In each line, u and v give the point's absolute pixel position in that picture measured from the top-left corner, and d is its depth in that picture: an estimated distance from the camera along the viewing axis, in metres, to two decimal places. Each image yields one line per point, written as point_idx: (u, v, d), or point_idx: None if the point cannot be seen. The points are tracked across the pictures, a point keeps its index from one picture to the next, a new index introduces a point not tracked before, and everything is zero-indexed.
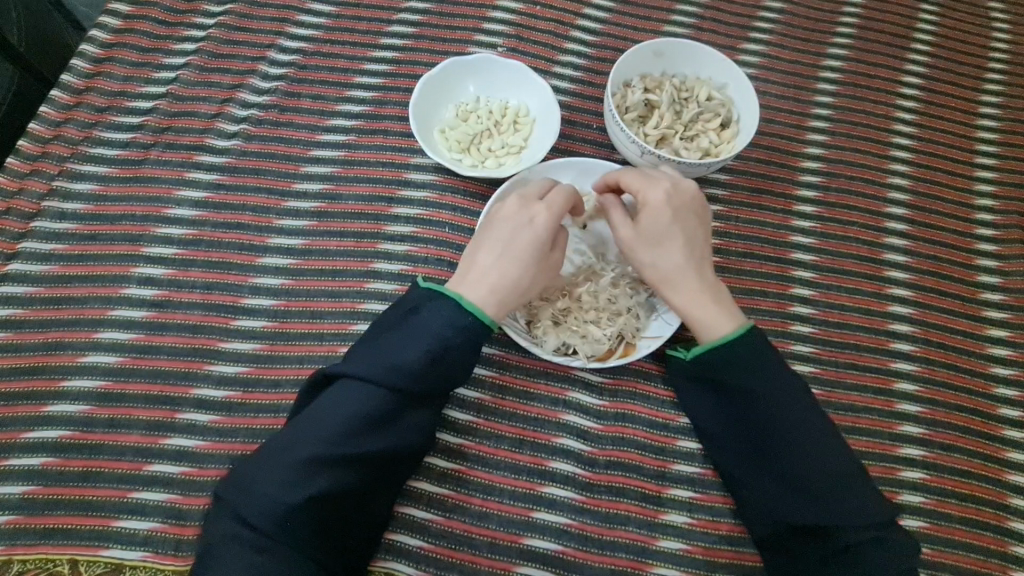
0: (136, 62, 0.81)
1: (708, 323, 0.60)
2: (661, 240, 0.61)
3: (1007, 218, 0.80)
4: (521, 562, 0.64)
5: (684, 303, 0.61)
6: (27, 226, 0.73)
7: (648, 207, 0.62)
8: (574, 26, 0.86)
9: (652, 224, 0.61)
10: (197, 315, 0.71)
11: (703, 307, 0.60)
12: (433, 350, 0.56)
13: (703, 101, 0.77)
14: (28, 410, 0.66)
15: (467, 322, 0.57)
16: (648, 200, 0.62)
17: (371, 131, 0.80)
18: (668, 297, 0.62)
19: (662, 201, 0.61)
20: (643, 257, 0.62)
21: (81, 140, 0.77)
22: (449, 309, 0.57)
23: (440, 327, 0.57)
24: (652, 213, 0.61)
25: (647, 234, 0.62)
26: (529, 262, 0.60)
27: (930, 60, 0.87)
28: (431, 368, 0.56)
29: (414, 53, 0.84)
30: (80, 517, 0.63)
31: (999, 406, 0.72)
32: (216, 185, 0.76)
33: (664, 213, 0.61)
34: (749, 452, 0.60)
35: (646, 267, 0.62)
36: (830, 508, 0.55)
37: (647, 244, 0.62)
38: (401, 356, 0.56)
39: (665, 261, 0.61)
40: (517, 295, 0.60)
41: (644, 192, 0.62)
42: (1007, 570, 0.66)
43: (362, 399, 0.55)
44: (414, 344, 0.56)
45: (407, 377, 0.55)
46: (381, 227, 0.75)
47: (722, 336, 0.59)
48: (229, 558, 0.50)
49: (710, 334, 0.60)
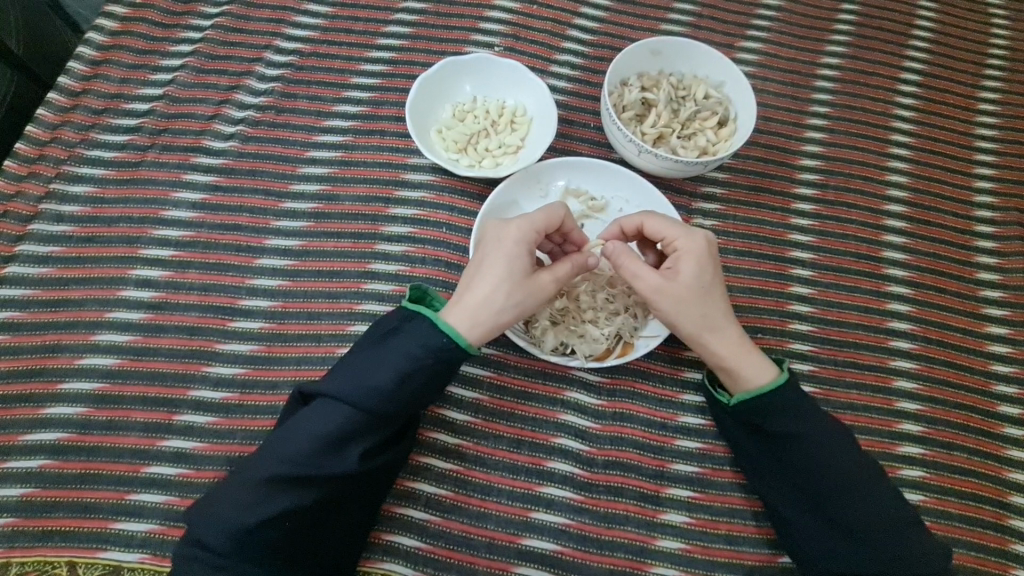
0: (133, 64, 0.81)
1: (749, 369, 0.60)
2: (705, 292, 0.60)
3: (1007, 215, 0.80)
4: (519, 563, 0.64)
5: (728, 351, 0.60)
6: (23, 229, 0.73)
7: (686, 256, 0.61)
8: (570, 25, 0.86)
9: (696, 276, 0.60)
10: (194, 316, 0.71)
11: (746, 353, 0.60)
12: (402, 371, 0.56)
13: (700, 100, 0.76)
14: (26, 413, 0.67)
15: (437, 342, 0.57)
16: (686, 252, 0.61)
17: (368, 131, 0.80)
18: (711, 347, 0.61)
19: (702, 250, 0.61)
20: (683, 310, 0.60)
21: (78, 142, 0.77)
22: (421, 329, 0.57)
23: (411, 347, 0.57)
24: (694, 264, 0.60)
25: (691, 285, 0.60)
26: (501, 279, 0.59)
27: (928, 57, 0.86)
28: (399, 388, 0.56)
29: (411, 53, 0.83)
30: (78, 520, 0.63)
31: (999, 403, 0.72)
32: (213, 186, 0.76)
33: (706, 264, 0.61)
34: (794, 494, 0.59)
35: (688, 319, 0.60)
36: (881, 548, 0.55)
37: (693, 296, 0.60)
38: (370, 376, 0.56)
39: (710, 312, 0.61)
40: (489, 314, 0.58)
41: (682, 242, 0.61)
42: (1007, 568, 0.66)
43: (330, 419, 0.55)
44: (383, 364, 0.56)
45: (374, 397, 0.55)
46: (378, 227, 0.75)
47: (768, 382, 0.59)
48: None
49: (751, 380, 0.60)
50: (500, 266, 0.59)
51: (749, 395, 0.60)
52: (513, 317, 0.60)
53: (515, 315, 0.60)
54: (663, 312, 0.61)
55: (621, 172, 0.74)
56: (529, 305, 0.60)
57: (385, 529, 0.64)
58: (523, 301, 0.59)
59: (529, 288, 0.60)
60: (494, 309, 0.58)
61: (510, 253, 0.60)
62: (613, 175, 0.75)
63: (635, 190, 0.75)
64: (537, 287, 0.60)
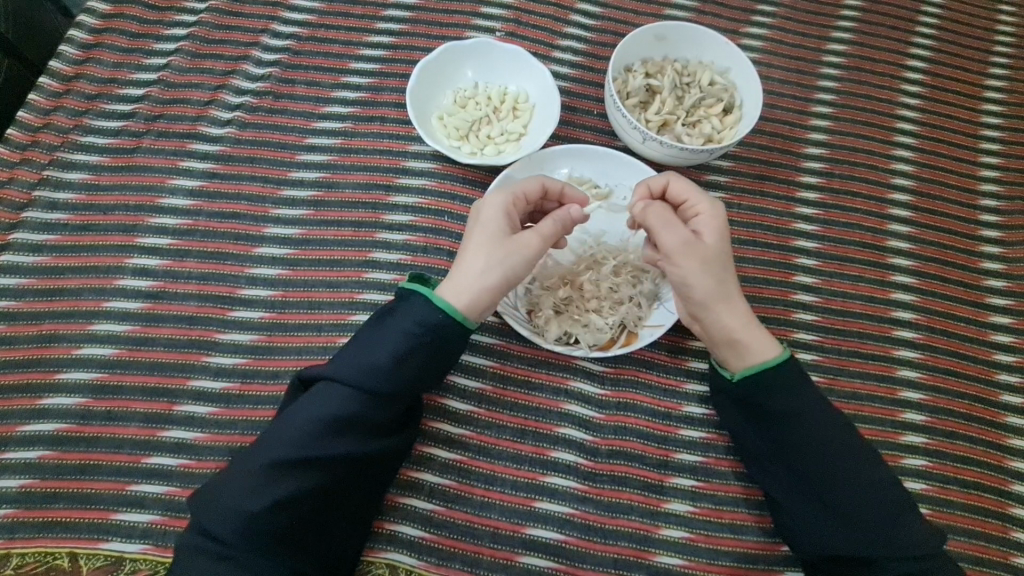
0: (127, 48, 0.80)
1: (757, 340, 0.59)
2: (724, 258, 0.60)
3: (1011, 204, 0.80)
4: (524, 552, 0.64)
5: (744, 323, 0.60)
6: (17, 217, 0.72)
7: (707, 218, 0.61)
8: (573, 10, 0.84)
9: (718, 240, 0.60)
10: (193, 306, 0.70)
11: (754, 327, 0.60)
12: (400, 349, 0.56)
13: (705, 86, 0.75)
14: (24, 403, 0.66)
15: (434, 319, 0.56)
16: (710, 215, 0.61)
17: (368, 118, 0.78)
18: (722, 317, 0.59)
19: (723, 216, 0.61)
20: (705, 270, 0.58)
21: (72, 128, 0.76)
22: (417, 306, 0.57)
23: (406, 325, 0.56)
24: (716, 229, 0.60)
25: (714, 247, 0.59)
26: (480, 245, 0.59)
27: (934, 43, 0.85)
28: (396, 367, 0.55)
29: (410, 38, 0.82)
30: (78, 510, 0.63)
31: (1002, 392, 0.72)
32: (211, 173, 0.75)
33: (727, 232, 0.61)
34: (790, 478, 0.59)
35: (709, 281, 0.59)
36: (870, 535, 0.55)
37: (714, 258, 0.59)
38: (367, 356, 0.56)
39: (727, 280, 0.60)
40: (470, 277, 0.58)
41: (705, 206, 0.62)
42: (1008, 556, 0.66)
43: (331, 401, 0.55)
44: (381, 344, 0.56)
45: (372, 377, 0.55)
46: (379, 216, 0.74)
47: (774, 356, 0.59)
48: (193, 567, 0.51)
49: (764, 351, 0.59)
50: (480, 237, 0.60)
51: (752, 368, 0.59)
52: (497, 279, 0.58)
53: (502, 275, 0.58)
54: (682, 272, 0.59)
55: (626, 159, 0.73)
56: (514, 265, 0.59)
57: (388, 519, 0.64)
58: (508, 262, 0.59)
59: (511, 249, 0.59)
60: (475, 272, 0.58)
61: (488, 222, 0.60)
62: (618, 163, 0.74)
63: (639, 177, 0.74)
64: (518, 244, 0.59)
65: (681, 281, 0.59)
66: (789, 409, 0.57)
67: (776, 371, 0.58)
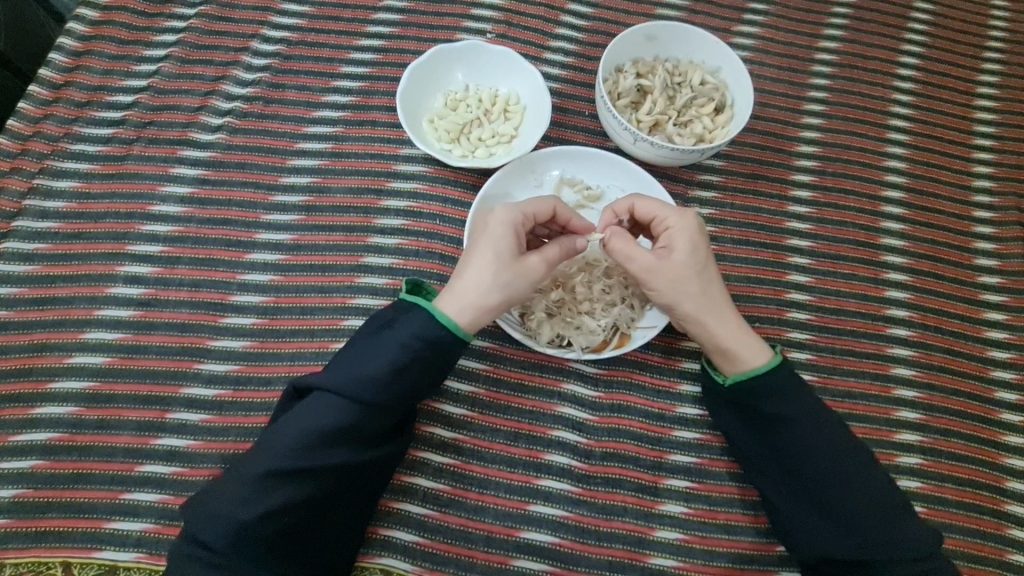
0: (116, 55, 0.80)
1: (744, 351, 0.59)
2: (700, 270, 0.60)
3: (1005, 200, 0.79)
4: (518, 556, 0.64)
5: (730, 334, 0.60)
6: (7, 226, 0.72)
7: (676, 233, 0.60)
8: (564, 11, 0.84)
9: (690, 253, 0.59)
10: (185, 314, 0.70)
11: (743, 337, 0.60)
12: (397, 361, 0.55)
13: (696, 86, 0.75)
14: (16, 413, 0.66)
15: (435, 334, 0.56)
16: (679, 228, 0.61)
17: (359, 122, 0.78)
18: (708, 330, 0.60)
19: (694, 226, 0.61)
20: (679, 289, 0.59)
21: (61, 136, 0.75)
22: (416, 319, 0.57)
23: (404, 336, 0.56)
24: (687, 242, 0.60)
25: (685, 262, 0.59)
26: (485, 261, 0.59)
27: (927, 39, 0.85)
28: (393, 379, 0.55)
29: (401, 41, 0.82)
30: (72, 520, 0.63)
31: (997, 389, 0.72)
32: (202, 179, 0.75)
33: (699, 242, 0.60)
34: (784, 480, 0.60)
35: (686, 298, 0.59)
36: (865, 535, 0.55)
37: (687, 274, 0.59)
38: (364, 367, 0.56)
39: (706, 291, 0.60)
40: (473, 292, 0.58)
41: (674, 219, 0.61)
42: (1003, 553, 0.66)
43: (327, 411, 0.55)
44: (378, 355, 0.56)
45: (370, 389, 0.55)
46: (370, 220, 0.74)
47: (763, 364, 0.59)
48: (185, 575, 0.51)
49: (751, 361, 0.59)
50: (486, 251, 0.59)
51: (742, 376, 0.59)
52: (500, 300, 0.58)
53: (503, 295, 0.58)
54: (658, 293, 0.60)
55: (617, 160, 0.73)
56: (518, 287, 0.58)
57: (382, 524, 0.64)
58: (512, 283, 0.58)
59: (516, 269, 0.58)
60: (478, 287, 0.58)
61: (495, 235, 0.59)
62: (610, 163, 0.73)
63: (631, 177, 0.73)
64: (524, 266, 0.58)
65: (660, 300, 0.60)
66: (780, 412, 0.58)
67: (768, 376, 0.58)
